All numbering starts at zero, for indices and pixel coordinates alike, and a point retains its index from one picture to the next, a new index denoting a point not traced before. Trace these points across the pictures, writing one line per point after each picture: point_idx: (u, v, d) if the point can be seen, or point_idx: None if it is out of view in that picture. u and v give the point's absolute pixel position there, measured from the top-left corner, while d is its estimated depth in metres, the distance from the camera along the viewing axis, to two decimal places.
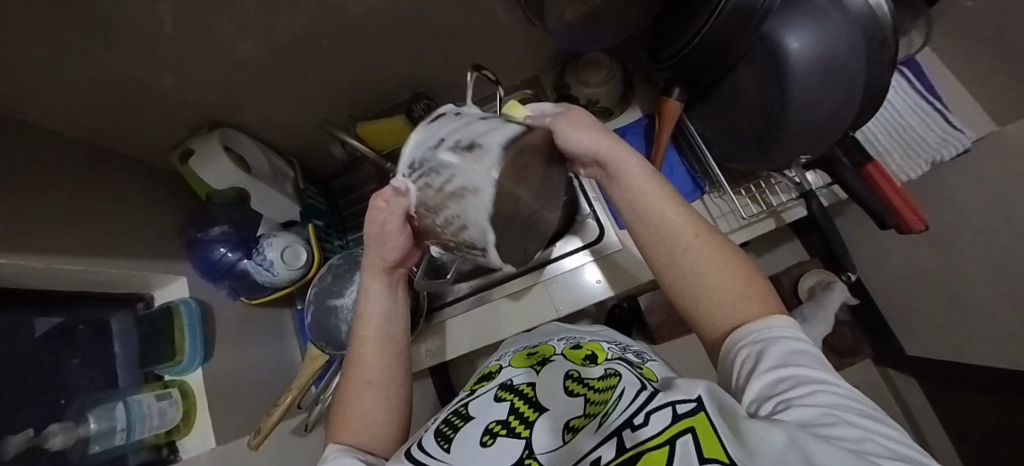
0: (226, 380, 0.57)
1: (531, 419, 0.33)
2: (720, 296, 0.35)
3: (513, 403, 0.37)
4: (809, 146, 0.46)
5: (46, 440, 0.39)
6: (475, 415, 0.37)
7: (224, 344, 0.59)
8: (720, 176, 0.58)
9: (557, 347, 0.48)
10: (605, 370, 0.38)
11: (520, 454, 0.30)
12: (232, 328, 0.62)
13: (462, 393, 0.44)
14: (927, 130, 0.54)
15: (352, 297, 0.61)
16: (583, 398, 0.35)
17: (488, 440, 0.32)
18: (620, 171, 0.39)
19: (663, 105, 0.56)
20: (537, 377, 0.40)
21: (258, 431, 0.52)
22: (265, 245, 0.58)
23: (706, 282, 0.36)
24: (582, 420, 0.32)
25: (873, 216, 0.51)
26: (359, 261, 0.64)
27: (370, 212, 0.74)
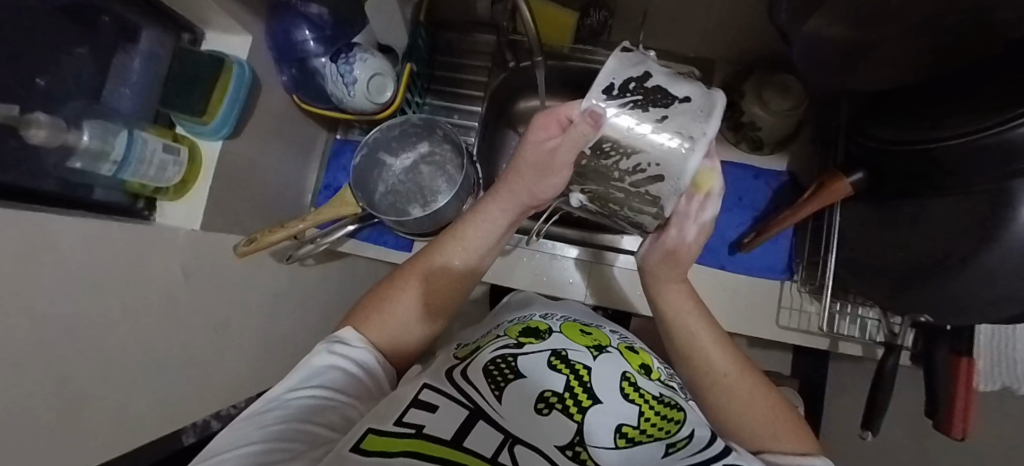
0: (237, 169, 0.49)
1: (587, 406, 0.31)
2: (744, 422, 0.36)
3: (569, 380, 0.34)
4: (949, 310, 0.43)
5: (25, 127, 0.30)
6: (525, 372, 0.34)
7: (253, 130, 0.50)
8: (826, 280, 0.54)
9: (611, 339, 0.44)
10: (661, 394, 0.36)
11: (571, 439, 0.28)
12: (269, 119, 0.52)
13: (507, 337, 0.41)
14: None
15: (404, 164, 0.56)
16: (639, 410, 0.32)
17: (545, 411, 0.30)
18: (663, 293, 0.41)
19: (832, 180, 0.49)
20: (592, 360, 0.38)
21: (251, 239, 0.45)
22: (356, 57, 0.48)
23: (729, 414, 0.37)
24: (637, 434, 0.30)
25: (930, 401, 0.50)
26: (434, 134, 0.55)
27: (459, 87, 0.64)
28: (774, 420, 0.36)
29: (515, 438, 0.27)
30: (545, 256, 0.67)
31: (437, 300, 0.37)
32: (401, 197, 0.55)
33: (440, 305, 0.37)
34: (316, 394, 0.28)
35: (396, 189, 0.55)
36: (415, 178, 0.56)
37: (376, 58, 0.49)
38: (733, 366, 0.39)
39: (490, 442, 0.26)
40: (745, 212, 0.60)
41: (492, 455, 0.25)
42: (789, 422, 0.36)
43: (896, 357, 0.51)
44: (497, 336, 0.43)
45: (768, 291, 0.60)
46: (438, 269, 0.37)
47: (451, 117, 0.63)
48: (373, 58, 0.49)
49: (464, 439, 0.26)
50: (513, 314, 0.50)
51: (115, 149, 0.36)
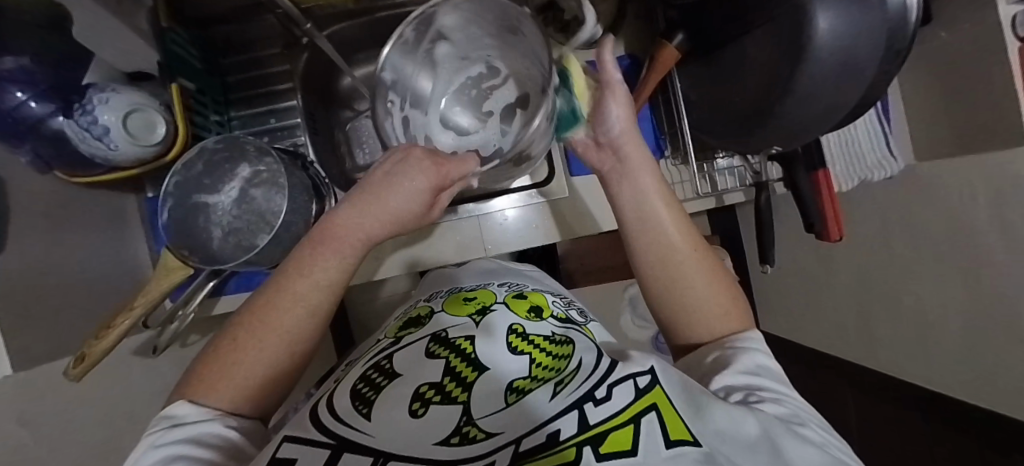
0: (45, 279, 0.41)
1: (472, 379, 0.28)
2: (700, 306, 0.35)
3: (449, 362, 0.30)
4: (788, 138, 0.45)
5: None
6: (401, 372, 0.31)
7: (40, 228, 0.41)
8: (688, 142, 0.54)
9: (497, 295, 0.44)
10: (552, 334, 0.36)
11: (456, 424, 0.23)
12: (49, 210, 0.43)
13: (386, 340, 0.39)
14: (869, 148, 0.57)
15: (232, 196, 0.49)
16: (529, 360, 0.31)
17: (419, 409, 0.25)
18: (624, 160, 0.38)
19: (659, 49, 0.48)
20: (477, 328, 0.36)
21: (80, 358, 0.38)
22: (95, 101, 0.40)
23: (687, 292, 0.35)
24: (528, 384, 0.27)
25: (806, 219, 0.54)
26: (248, 152, 0.49)
27: (267, 87, 0.57)
28: (727, 303, 0.35)
29: (387, 454, 0.21)
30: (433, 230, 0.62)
31: (294, 342, 0.32)
32: (244, 233, 0.49)
33: (300, 339, 0.32)
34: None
35: (233, 228, 0.49)
36: (247, 207, 0.50)
37: (125, 93, 0.41)
38: (691, 258, 0.36)
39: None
40: None
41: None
42: (738, 307, 0.36)
43: (766, 191, 0.53)
44: (379, 342, 0.40)
45: None
46: (291, 308, 0.32)
47: (272, 122, 0.57)
48: (120, 94, 0.41)
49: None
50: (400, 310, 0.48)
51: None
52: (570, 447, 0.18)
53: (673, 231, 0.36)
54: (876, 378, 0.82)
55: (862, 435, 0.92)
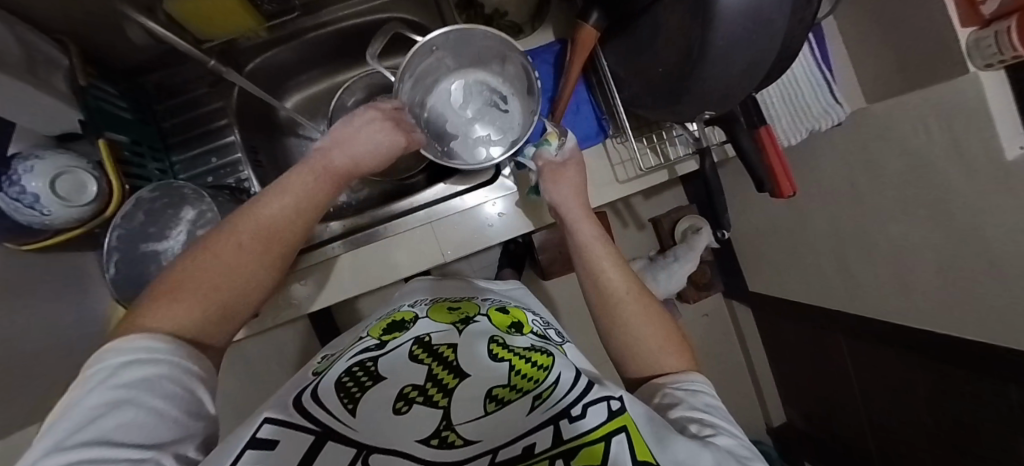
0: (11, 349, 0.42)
1: (452, 386, 0.29)
2: (639, 342, 0.36)
3: (432, 368, 0.31)
4: (717, 102, 0.45)
5: None
6: (386, 373, 0.30)
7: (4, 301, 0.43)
8: (624, 120, 0.54)
9: (481, 306, 0.43)
10: (534, 343, 0.36)
11: (436, 427, 0.25)
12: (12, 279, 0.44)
13: (368, 341, 0.36)
14: (813, 98, 0.57)
15: (182, 239, 0.50)
16: (510, 366, 0.31)
17: (402, 408, 0.26)
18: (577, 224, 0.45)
19: (578, 31, 0.48)
20: (460, 337, 0.35)
21: None
22: (21, 171, 0.40)
23: (626, 329, 0.37)
24: (508, 393, 0.28)
25: (755, 178, 0.54)
26: (188, 196, 0.50)
27: (204, 126, 0.57)
28: (666, 341, 0.36)
29: (371, 448, 0.22)
30: (387, 243, 0.60)
31: (268, 259, 0.33)
32: None
33: (272, 264, 0.33)
34: (106, 449, 0.18)
35: None
36: None
37: (51, 158, 0.41)
38: (626, 295, 0.39)
39: (339, 458, 0.21)
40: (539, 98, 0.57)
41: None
42: (677, 346, 0.36)
43: (710, 157, 0.53)
44: (357, 341, 0.38)
45: (595, 158, 0.59)
46: (270, 216, 0.34)
47: (214, 160, 0.57)
48: (45, 160, 0.41)
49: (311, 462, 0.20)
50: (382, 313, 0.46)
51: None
52: (543, 460, 0.20)
53: (613, 270, 0.40)
54: (865, 324, 0.82)
55: (861, 382, 0.92)
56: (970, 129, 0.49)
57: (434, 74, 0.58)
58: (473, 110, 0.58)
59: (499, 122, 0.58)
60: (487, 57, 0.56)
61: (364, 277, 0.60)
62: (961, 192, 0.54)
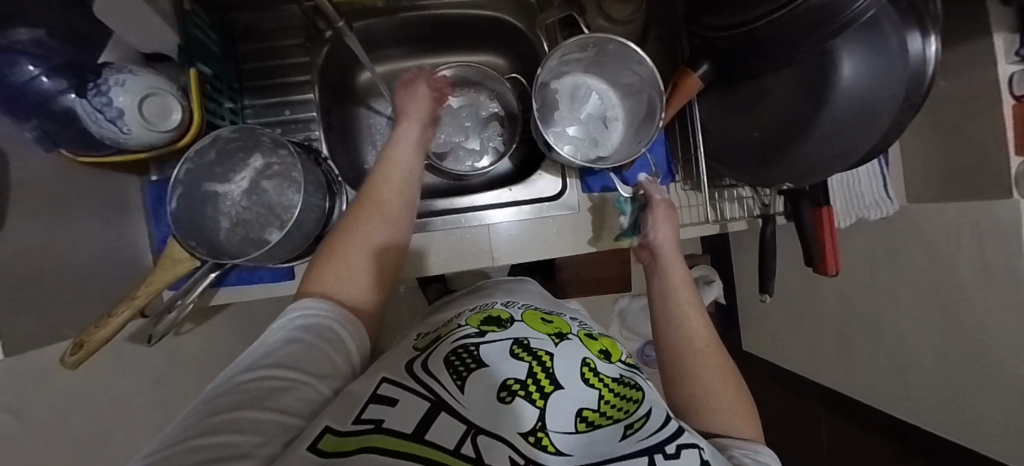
0: (51, 265, 0.39)
1: (548, 392, 0.31)
2: (710, 398, 0.36)
3: (531, 367, 0.33)
4: (799, 177, 0.46)
5: None
6: (488, 362, 0.33)
7: (51, 212, 0.40)
8: (701, 171, 0.56)
9: (571, 327, 0.44)
10: (620, 376, 0.37)
11: (533, 426, 0.28)
12: (61, 191, 0.42)
13: (468, 328, 0.40)
14: (868, 189, 0.60)
15: (242, 187, 0.49)
16: (599, 393, 0.33)
17: (506, 399, 0.30)
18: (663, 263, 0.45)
19: (683, 77, 0.49)
20: (554, 347, 0.37)
21: (79, 345, 0.36)
22: (112, 82, 0.38)
23: (698, 382, 0.37)
24: (598, 418, 0.30)
25: (806, 252, 0.56)
26: (262, 143, 0.48)
27: (283, 77, 0.56)
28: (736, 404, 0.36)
29: (476, 427, 0.26)
30: (441, 236, 0.59)
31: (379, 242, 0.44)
32: (252, 226, 0.49)
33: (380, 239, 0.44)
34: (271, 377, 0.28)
35: (243, 220, 0.48)
36: (258, 200, 0.50)
37: (143, 75, 0.40)
38: (705, 347, 0.39)
39: (451, 433, 0.25)
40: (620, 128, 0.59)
41: (454, 446, 0.24)
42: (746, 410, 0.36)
43: (773, 223, 0.55)
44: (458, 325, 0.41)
45: None
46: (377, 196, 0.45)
47: (288, 112, 0.56)
48: (138, 76, 0.39)
49: (426, 432, 0.24)
50: (474, 306, 0.49)
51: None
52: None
53: (696, 321, 0.40)
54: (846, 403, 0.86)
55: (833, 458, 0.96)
56: (999, 252, 0.53)
57: (574, 64, 0.57)
58: (584, 112, 0.59)
59: (597, 131, 0.59)
60: (623, 74, 0.57)
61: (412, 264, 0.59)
62: (973, 305, 0.58)
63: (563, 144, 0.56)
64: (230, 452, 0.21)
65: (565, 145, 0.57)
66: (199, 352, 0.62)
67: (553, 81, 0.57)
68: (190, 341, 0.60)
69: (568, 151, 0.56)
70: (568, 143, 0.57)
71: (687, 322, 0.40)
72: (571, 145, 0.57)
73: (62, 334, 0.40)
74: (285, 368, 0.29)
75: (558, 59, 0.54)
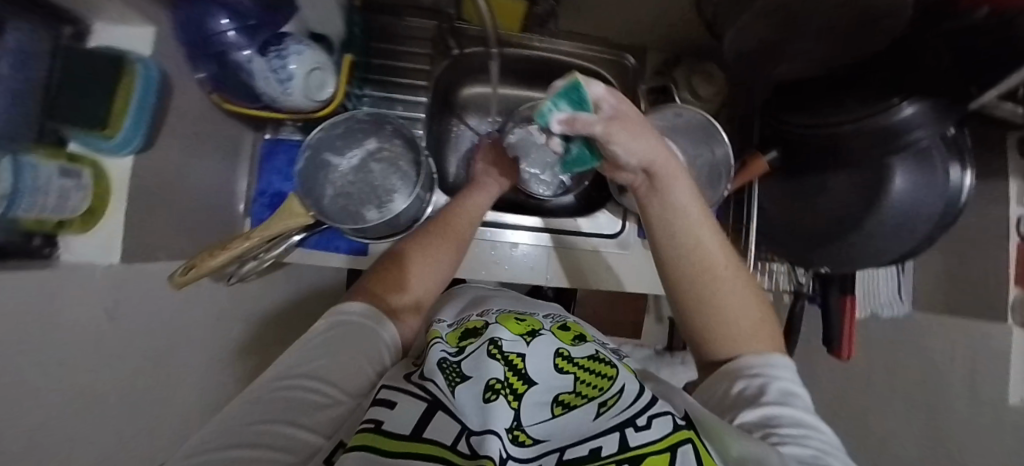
0: (156, 188, 0.43)
1: (522, 391, 0.29)
2: (745, 324, 0.41)
3: (506, 364, 0.31)
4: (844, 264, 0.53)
5: None
6: (470, 374, 0.31)
7: (165, 141, 0.43)
8: (747, 241, 0.63)
9: (544, 323, 0.46)
10: (595, 352, 0.37)
11: (511, 423, 0.27)
12: (186, 126, 0.46)
13: (445, 344, 0.39)
14: (885, 291, 0.66)
15: (353, 163, 0.54)
16: (574, 377, 0.32)
17: (491, 397, 0.28)
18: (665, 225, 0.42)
19: (752, 159, 0.58)
20: (526, 347, 0.35)
21: (190, 267, 0.40)
22: (291, 50, 0.43)
23: (741, 321, 0.41)
24: (574, 399, 0.30)
25: (827, 336, 0.63)
26: (381, 130, 0.54)
27: (401, 78, 0.64)
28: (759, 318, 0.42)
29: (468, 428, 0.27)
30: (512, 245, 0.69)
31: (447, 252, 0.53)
32: (352, 200, 0.53)
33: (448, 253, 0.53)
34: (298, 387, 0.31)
35: (345, 192, 0.53)
36: (364, 177, 0.54)
37: (312, 50, 0.45)
38: (751, 296, 0.43)
39: (449, 432, 0.26)
40: None
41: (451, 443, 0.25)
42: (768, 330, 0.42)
43: (802, 301, 0.62)
44: (435, 339, 0.40)
45: None
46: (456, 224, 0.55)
47: (394, 109, 0.64)
48: (310, 51, 0.44)
49: (423, 431, 0.26)
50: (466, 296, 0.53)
51: (3, 180, 0.27)
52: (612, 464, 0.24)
53: (715, 252, 0.42)
54: None
55: None
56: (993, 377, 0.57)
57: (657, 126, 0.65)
58: None
59: None
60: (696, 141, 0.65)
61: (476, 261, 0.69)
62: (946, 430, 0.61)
63: None
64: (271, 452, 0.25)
65: None
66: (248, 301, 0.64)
67: None
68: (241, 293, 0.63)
69: None
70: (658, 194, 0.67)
71: (710, 255, 0.42)
72: None
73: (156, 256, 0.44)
74: (314, 385, 0.32)
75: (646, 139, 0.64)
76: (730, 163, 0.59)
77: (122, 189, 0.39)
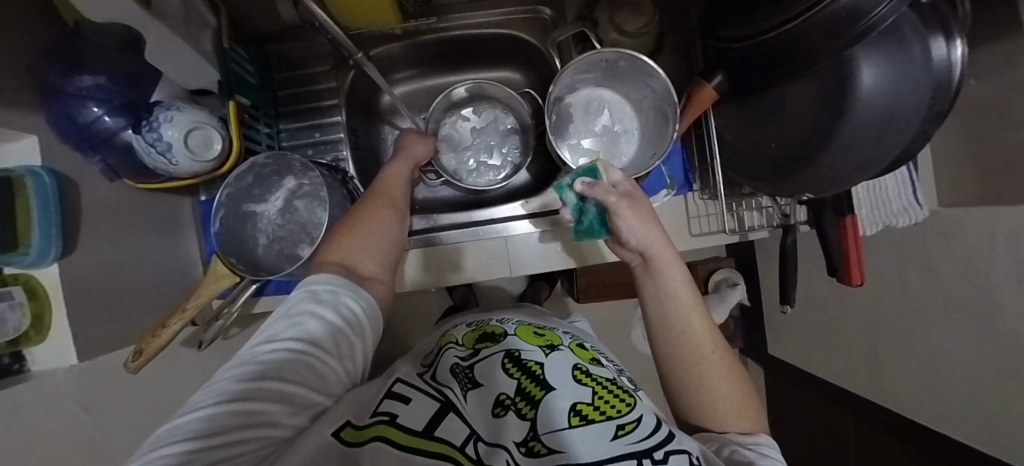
0: (98, 282, 0.46)
1: (539, 399, 0.31)
2: (729, 402, 0.38)
3: (520, 380, 0.34)
4: (820, 189, 0.45)
5: None
6: (482, 381, 0.36)
7: (89, 237, 0.45)
8: (717, 180, 0.57)
9: (563, 340, 0.45)
10: (613, 378, 0.37)
11: (526, 436, 0.28)
12: (107, 215, 0.48)
13: (461, 349, 0.42)
14: (896, 195, 0.59)
15: (277, 206, 0.54)
16: (593, 391, 0.33)
17: (501, 413, 0.31)
18: (656, 267, 0.39)
19: (698, 88, 0.50)
20: (545, 358, 0.38)
21: (137, 354, 0.42)
22: (161, 119, 0.43)
23: (724, 393, 0.38)
24: (593, 412, 0.30)
25: (828, 263, 0.56)
26: (293, 167, 0.53)
27: (314, 103, 0.63)
28: (741, 395, 0.39)
29: (478, 435, 0.27)
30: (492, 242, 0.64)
31: (388, 209, 0.48)
32: (285, 242, 0.54)
33: (391, 217, 0.48)
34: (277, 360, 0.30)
35: (277, 237, 0.53)
36: (293, 218, 0.54)
37: (186, 111, 0.45)
38: (732, 373, 0.39)
39: (456, 432, 0.26)
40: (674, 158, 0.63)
41: (460, 444, 0.25)
42: (750, 407, 0.39)
43: (793, 234, 0.54)
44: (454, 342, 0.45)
45: (675, 208, 0.63)
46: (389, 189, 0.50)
47: (315, 136, 0.64)
48: (183, 112, 0.45)
49: (436, 428, 0.26)
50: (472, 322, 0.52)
51: None
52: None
53: (701, 325, 0.39)
54: (873, 419, 0.80)
55: None
56: None
57: (586, 80, 0.60)
58: (605, 125, 0.62)
59: (607, 141, 0.61)
60: (630, 84, 0.59)
61: (457, 267, 0.64)
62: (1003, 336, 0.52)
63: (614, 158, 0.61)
64: (257, 422, 0.25)
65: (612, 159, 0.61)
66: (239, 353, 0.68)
67: (577, 108, 0.62)
68: (235, 343, 0.67)
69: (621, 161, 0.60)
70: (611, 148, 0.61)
71: (690, 331, 0.39)
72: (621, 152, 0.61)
73: (119, 341, 0.48)
74: (297, 352, 0.31)
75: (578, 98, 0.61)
76: (674, 99, 0.53)
77: (58, 297, 0.41)
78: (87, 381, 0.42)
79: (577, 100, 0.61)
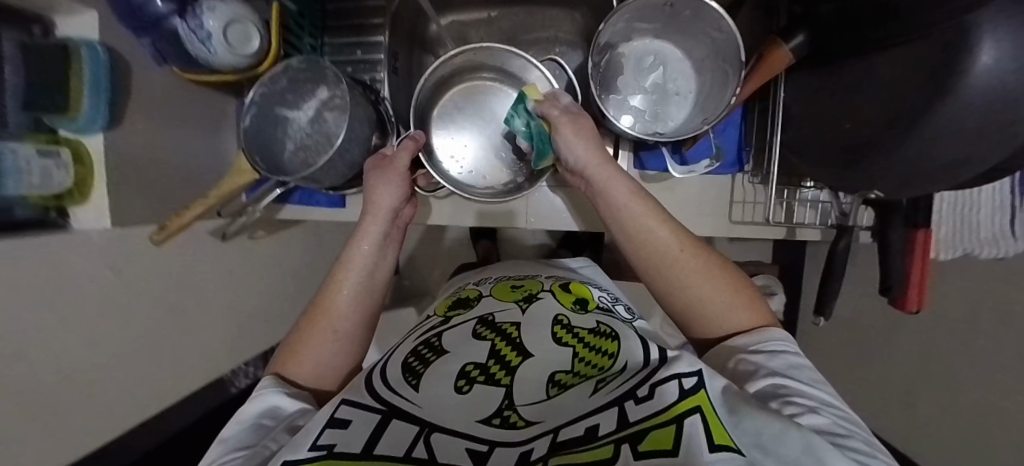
0: (141, 158, 0.49)
1: (516, 365, 0.31)
2: (717, 302, 0.39)
3: (495, 345, 0.34)
4: (891, 182, 0.39)
5: None
6: (449, 350, 0.34)
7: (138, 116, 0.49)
8: (772, 162, 0.51)
9: (543, 285, 0.47)
10: (596, 325, 0.37)
11: (500, 405, 0.26)
12: (156, 98, 0.51)
13: (435, 318, 0.43)
14: (986, 221, 0.50)
15: (309, 115, 0.54)
16: (573, 354, 0.33)
17: (465, 387, 0.28)
18: (605, 187, 0.44)
19: (772, 49, 0.43)
20: (522, 317, 0.39)
21: (162, 229, 0.48)
22: (204, 8, 0.45)
23: (709, 294, 0.40)
24: (570, 379, 0.30)
25: (883, 279, 0.48)
26: (328, 77, 0.53)
27: (359, 19, 0.62)
28: (732, 291, 0.40)
29: (433, 426, 0.24)
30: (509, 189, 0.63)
31: (340, 328, 0.41)
32: (310, 151, 0.53)
33: (344, 330, 0.41)
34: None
35: (303, 145, 0.54)
36: (320, 129, 0.54)
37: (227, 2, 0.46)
38: (716, 274, 0.40)
39: (404, 436, 0.22)
40: (724, 130, 0.56)
41: (406, 452, 0.21)
42: (743, 294, 0.40)
43: (849, 238, 0.47)
44: (428, 317, 0.45)
45: (717, 188, 0.58)
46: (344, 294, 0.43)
47: (355, 54, 0.63)
48: (224, 3, 0.46)
49: (377, 446, 0.21)
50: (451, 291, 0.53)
51: None
52: (609, 443, 0.20)
53: (667, 233, 0.41)
54: None
55: None
56: None
57: (644, 30, 0.55)
58: (657, 85, 0.55)
59: (657, 102, 0.55)
60: (693, 39, 0.53)
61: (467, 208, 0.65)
62: None
63: (660, 122, 0.55)
64: None
65: (659, 122, 0.55)
66: (267, 258, 0.73)
67: (628, 61, 0.56)
68: (261, 244, 0.72)
69: (669, 126, 0.54)
70: (659, 110, 0.55)
71: (665, 246, 0.41)
72: (671, 117, 0.55)
73: (153, 217, 0.52)
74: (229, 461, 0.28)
75: (632, 51, 0.56)
76: (742, 60, 0.46)
77: (100, 169, 0.44)
78: (119, 246, 0.46)
79: (629, 52, 0.56)
